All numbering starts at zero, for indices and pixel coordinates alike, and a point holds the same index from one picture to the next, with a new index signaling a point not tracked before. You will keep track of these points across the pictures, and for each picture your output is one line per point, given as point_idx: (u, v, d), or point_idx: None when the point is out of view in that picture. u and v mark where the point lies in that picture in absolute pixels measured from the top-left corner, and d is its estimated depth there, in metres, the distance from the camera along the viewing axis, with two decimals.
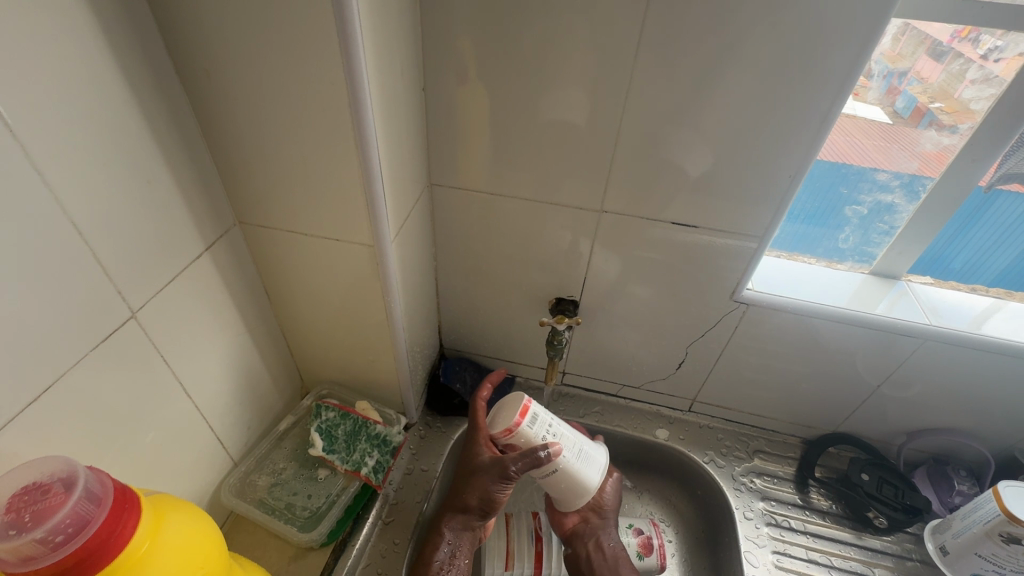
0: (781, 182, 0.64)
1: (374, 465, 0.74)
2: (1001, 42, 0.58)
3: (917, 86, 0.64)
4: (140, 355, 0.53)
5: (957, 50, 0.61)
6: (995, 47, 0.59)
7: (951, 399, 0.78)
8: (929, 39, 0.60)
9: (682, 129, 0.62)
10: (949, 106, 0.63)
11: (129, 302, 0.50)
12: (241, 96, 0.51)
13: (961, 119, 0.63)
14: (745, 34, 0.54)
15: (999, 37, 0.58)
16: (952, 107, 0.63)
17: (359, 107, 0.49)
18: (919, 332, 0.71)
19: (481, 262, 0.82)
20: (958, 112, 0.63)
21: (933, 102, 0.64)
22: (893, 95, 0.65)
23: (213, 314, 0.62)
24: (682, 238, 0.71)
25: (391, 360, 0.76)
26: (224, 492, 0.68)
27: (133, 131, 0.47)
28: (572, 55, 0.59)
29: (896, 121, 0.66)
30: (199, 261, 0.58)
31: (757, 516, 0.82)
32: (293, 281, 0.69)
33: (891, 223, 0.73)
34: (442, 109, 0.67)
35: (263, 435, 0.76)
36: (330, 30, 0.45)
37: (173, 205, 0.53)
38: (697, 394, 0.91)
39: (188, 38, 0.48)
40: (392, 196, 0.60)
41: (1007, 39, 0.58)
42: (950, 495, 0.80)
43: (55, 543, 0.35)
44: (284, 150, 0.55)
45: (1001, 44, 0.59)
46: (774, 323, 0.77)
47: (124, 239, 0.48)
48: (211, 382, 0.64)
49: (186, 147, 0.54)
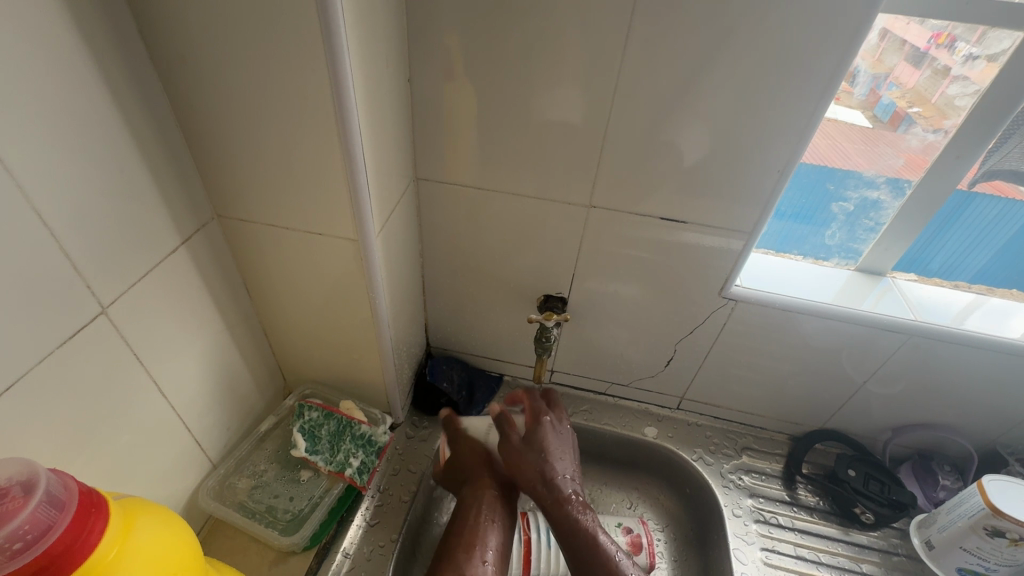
0: (770, 177, 0.64)
1: (359, 466, 0.72)
2: (976, 49, 0.60)
3: (896, 91, 0.65)
4: (111, 353, 0.50)
5: (933, 56, 0.62)
6: (970, 54, 0.60)
7: (936, 395, 0.79)
8: (906, 44, 0.62)
9: (672, 124, 0.62)
10: (926, 111, 0.65)
11: (100, 297, 0.48)
12: (219, 84, 0.49)
13: (938, 123, 0.64)
14: (735, 27, 0.54)
15: (974, 43, 0.59)
16: (928, 112, 0.64)
17: (342, 97, 0.48)
18: (904, 328, 0.72)
19: (469, 259, 0.80)
20: (935, 116, 0.64)
21: (911, 107, 0.65)
22: (872, 99, 0.66)
23: (190, 311, 0.59)
24: (671, 235, 0.71)
25: (376, 358, 0.75)
26: (202, 496, 0.66)
27: (104, 118, 0.45)
28: (561, 48, 0.58)
29: (875, 125, 0.67)
30: (175, 256, 0.56)
31: (745, 513, 0.81)
32: (274, 277, 0.67)
33: (877, 220, 0.73)
34: (428, 102, 0.65)
35: (243, 436, 0.74)
36: (312, 17, 0.44)
37: (147, 197, 0.51)
38: (686, 391, 0.90)
39: (162, 23, 0.46)
40: (376, 189, 0.58)
41: (982, 46, 0.59)
42: (935, 490, 0.81)
43: (13, 551, 0.33)
44: (263, 141, 0.53)
45: (976, 51, 0.60)
46: (762, 319, 0.76)
47: (95, 232, 0.46)
48: (188, 382, 0.62)
49: (161, 137, 0.51)
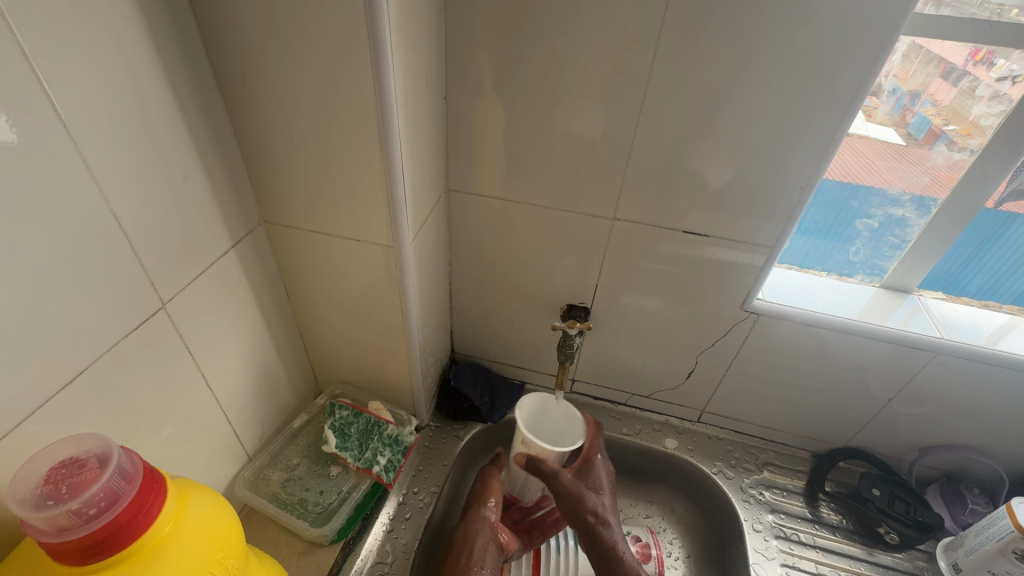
0: (793, 193, 0.65)
1: (386, 464, 0.75)
2: (1016, 65, 0.60)
3: (931, 108, 0.66)
4: (167, 345, 0.55)
5: (970, 72, 0.62)
6: (1009, 70, 0.60)
7: (966, 416, 0.77)
8: (942, 59, 0.62)
9: (694, 143, 0.64)
10: (962, 128, 0.64)
11: (160, 293, 0.52)
12: (273, 100, 0.54)
13: (974, 138, 0.64)
14: (760, 46, 0.56)
15: (1014, 60, 0.59)
16: (967, 130, 0.64)
17: (384, 110, 0.52)
18: (929, 345, 0.72)
19: (494, 267, 0.83)
20: (971, 133, 0.64)
21: (947, 124, 0.65)
22: (905, 115, 0.66)
23: (235, 308, 0.63)
24: (694, 247, 0.72)
25: (405, 361, 0.77)
26: (238, 486, 0.69)
27: (172, 129, 0.50)
28: (588, 66, 0.61)
29: (911, 142, 0.68)
30: (226, 258, 0.60)
31: (765, 528, 0.81)
32: (312, 280, 0.71)
33: (902, 237, 0.73)
34: (460, 116, 0.69)
35: (277, 431, 0.77)
36: (361, 39, 0.48)
37: (205, 202, 0.55)
38: (706, 405, 0.91)
39: (226, 44, 0.51)
40: (411, 198, 0.62)
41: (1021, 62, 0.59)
42: (963, 513, 0.79)
43: (89, 516, 0.37)
44: (309, 153, 0.57)
45: (1016, 68, 0.60)
46: (783, 333, 0.77)
47: (159, 233, 0.51)
48: (231, 375, 0.65)
49: (218, 146, 0.56)
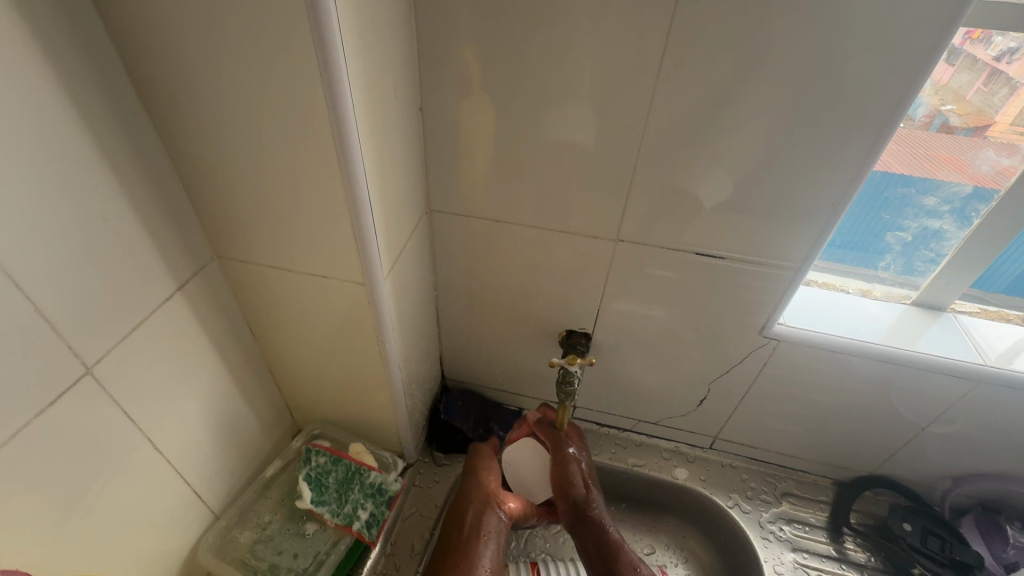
0: (823, 212, 0.57)
1: (367, 519, 0.68)
2: (1012, 42, 0.53)
3: (929, 89, 0.56)
4: (99, 413, 0.47)
5: (967, 50, 0.53)
6: (1006, 48, 0.53)
7: (1008, 445, 0.70)
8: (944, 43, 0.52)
9: (705, 156, 0.56)
10: (959, 108, 0.57)
11: (84, 357, 0.44)
12: (211, 121, 0.46)
13: (969, 120, 0.58)
14: (781, 43, 0.48)
15: (1012, 38, 0.52)
16: (963, 109, 0.57)
17: (341, 131, 0.43)
18: (972, 373, 0.64)
19: (485, 291, 0.76)
20: (966, 114, 0.58)
21: (945, 105, 0.57)
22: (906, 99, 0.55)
23: (187, 359, 0.56)
24: (707, 269, 0.65)
25: (387, 399, 0.70)
26: (202, 551, 0.62)
27: (86, 163, 0.41)
28: (580, 69, 0.53)
29: (907, 125, 0.58)
30: (170, 304, 0.52)
31: (787, 570, 0.75)
32: (278, 318, 0.63)
33: (938, 251, 0.66)
34: (439, 127, 0.61)
35: (249, 482, 0.70)
36: (305, 48, 0.39)
37: (137, 245, 0.47)
38: (719, 432, 0.84)
39: (149, 58, 0.43)
40: (382, 226, 0.54)
41: (1019, 40, 0.52)
42: (1004, 549, 0.73)
43: None
44: (260, 181, 0.49)
45: (1012, 44, 0.53)
46: (806, 360, 0.69)
47: (77, 287, 0.43)
48: (186, 431, 0.58)
49: (151, 177, 0.48)
